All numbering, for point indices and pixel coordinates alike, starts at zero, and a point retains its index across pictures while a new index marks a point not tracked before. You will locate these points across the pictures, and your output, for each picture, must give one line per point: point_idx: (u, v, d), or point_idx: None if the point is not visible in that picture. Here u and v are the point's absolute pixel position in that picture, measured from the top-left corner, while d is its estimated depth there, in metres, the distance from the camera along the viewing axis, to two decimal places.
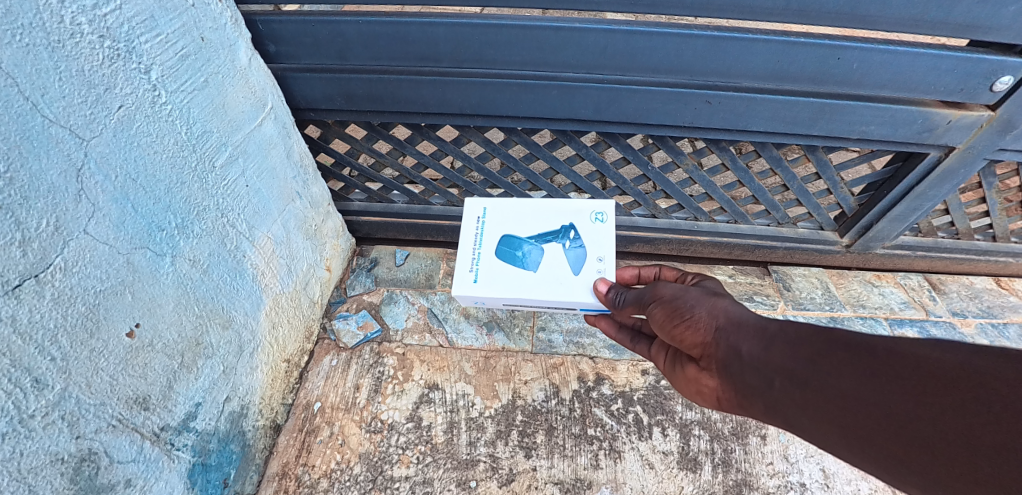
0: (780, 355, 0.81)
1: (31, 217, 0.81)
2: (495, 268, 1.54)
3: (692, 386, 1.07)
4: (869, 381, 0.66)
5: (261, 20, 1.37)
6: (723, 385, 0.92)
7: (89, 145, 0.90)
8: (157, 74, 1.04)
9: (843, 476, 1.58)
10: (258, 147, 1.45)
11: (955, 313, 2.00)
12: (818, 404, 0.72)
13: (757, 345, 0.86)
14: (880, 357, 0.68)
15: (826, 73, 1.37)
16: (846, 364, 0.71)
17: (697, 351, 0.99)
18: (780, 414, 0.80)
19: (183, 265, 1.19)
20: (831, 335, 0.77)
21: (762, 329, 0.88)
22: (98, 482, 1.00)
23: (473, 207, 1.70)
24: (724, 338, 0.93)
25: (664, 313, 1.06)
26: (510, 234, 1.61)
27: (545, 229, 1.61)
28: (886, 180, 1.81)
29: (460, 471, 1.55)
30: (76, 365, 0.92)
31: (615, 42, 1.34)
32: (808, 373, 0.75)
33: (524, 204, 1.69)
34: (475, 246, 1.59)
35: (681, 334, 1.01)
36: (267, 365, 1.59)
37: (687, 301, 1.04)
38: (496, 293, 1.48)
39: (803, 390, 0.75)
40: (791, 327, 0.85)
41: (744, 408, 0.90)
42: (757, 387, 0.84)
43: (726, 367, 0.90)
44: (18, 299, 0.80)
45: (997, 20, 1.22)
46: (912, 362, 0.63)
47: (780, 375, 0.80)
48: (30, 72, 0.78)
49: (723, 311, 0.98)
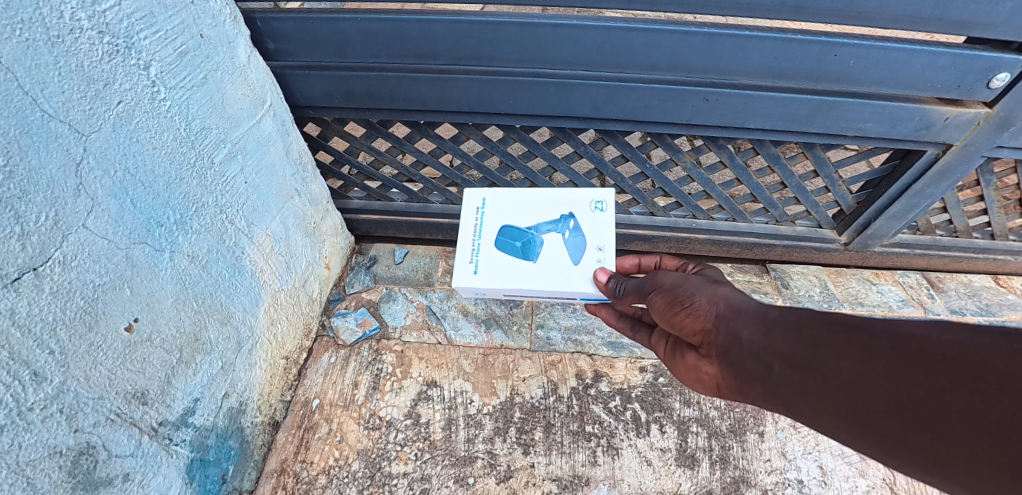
0: (780, 340, 0.82)
1: (30, 211, 0.82)
2: (495, 258, 1.54)
3: (691, 374, 1.08)
4: (869, 363, 0.66)
5: (260, 17, 1.37)
6: (723, 371, 0.93)
7: (89, 140, 0.91)
8: (156, 70, 1.05)
9: (841, 473, 1.58)
10: (258, 144, 1.46)
11: (953, 311, 2.00)
12: (818, 389, 0.72)
13: (756, 331, 0.87)
14: (879, 339, 0.67)
15: (823, 70, 1.38)
16: (845, 347, 0.71)
17: (697, 338, 1.00)
18: (780, 399, 0.81)
19: (183, 261, 1.20)
20: (830, 319, 0.77)
21: (762, 315, 0.89)
22: (96, 476, 1.00)
23: (471, 199, 1.70)
24: (724, 324, 0.94)
25: (664, 301, 1.07)
26: (509, 225, 1.61)
27: (545, 219, 1.61)
28: (884, 178, 1.82)
29: (458, 467, 1.56)
30: (75, 358, 0.93)
31: (612, 39, 1.34)
32: (807, 356, 0.76)
33: (523, 196, 1.70)
34: (475, 238, 1.60)
35: (681, 322, 1.03)
36: (266, 361, 1.59)
37: (688, 289, 1.05)
38: (496, 283, 1.47)
39: (803, 374, 0.75)
40: (791, 312, 0.86)
41: (743, 393, 0.91)
42: (757, 372, 0.85)
43: (726, 353, 0.91)
44: (18, 293, 0.80)
45: (993, 17, 1.22)
46: (912, 343, 0.62)
47: (780, 360, 0.81)
48: (30, 66, 0.78)
49: (724, 299, 0.99)
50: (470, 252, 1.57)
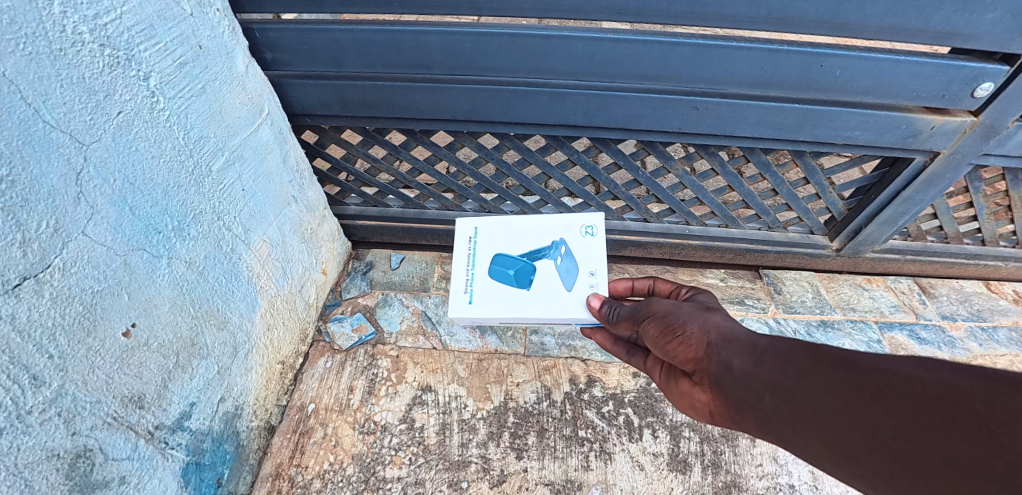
0: (771, 370, 0.83)
1: (31, 219, 0.84)
2: (489, 287, 1.59)
3: (686, 401, 1.07)
4: (857, 397, 0.68)
5: (258, 28, 1.40)
6: (714, 400, 0.93)
7: (89, 149, 0.93)
8: (156, 80, 1.08)
9: (831, 478, 1.59)
10: (255, 151, 1.48)
11: (944, 317, 2.02)
12: (808, 421, 0.73)
13: (748, 360, 0.88)
14: (863, 374, 0.70)
15: (810, 79, 1.40)
16: (831, 380, 0.73)
17: (689, 366, 1.00)
18: (771, 429, 0.82)
19: (179, 266, 1.22)
20: (818, 351, 0.80)
21: (752, 344, 0.90)
22: (93, 479, 1.02)
23: (463, 228, 1.73)
24: (716, 353, 0.94)
25: (658, 328, 1.07)
26: (501, 253, 1.64)
27: (536, 246, 1.65)
28: (874, 185, 1.84)
29: (452, 472, 1.57)
30: (74, 363, 0.95)
31: (602, 50, 1.37)
32: (796, 388, 0.77)
33: (514, 223, 1.73)
34: (469, 268, 1.63)
35: (674, 350, 1.03)
36: (261, 366, 1.61)
37: (680, 316, 1.06)
38: (492, 313, 1.52)
39: (791, 405, 0.77)
40: (780, 343, 0.87)
41: (736, 422, 0.90)
42: (749, 402, 0.85)
43: (718, 381, 0.91)
44: (18, 298, 0.82)
45: (975, 28, 1.25)
46: (895, 380, 0.65)
47: (769, 390, 0.82)
48: (32, 79, 0.81)
49: (716, 326, 1.00)
50: (464, 282, 1.61)
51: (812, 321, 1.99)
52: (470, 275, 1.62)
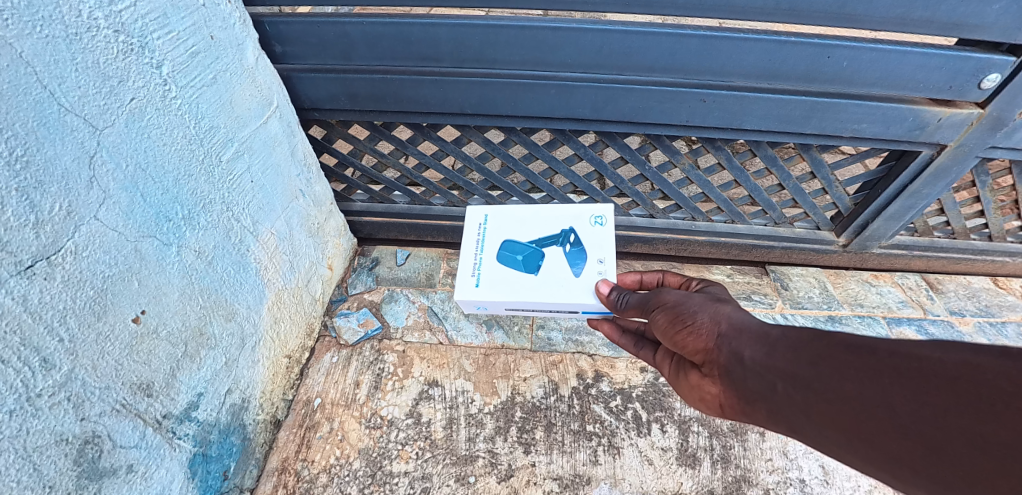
0: (783, 360, 0.82)
1: (45, 200, 0.84)
2: (499, 272, 1.57)
3: (695, 393, 1.07)
4: (873, 382, 0.67)
5: (269, 21, 1.42)
6: (725, 391, 0.93)
7: (102, 134, 0.93)
8: (168, 69, 1.08)
9: (843, 472, 1.58)
10: (264, 144, 1.48)
11: (953, 312, 2.02)
12: (822, 408, 0.73)
13: (760, 350, 0.87)
14: (880, 359, 0.69)
15: (817, 71, 1.41)
16: (847, 366, 0.72)
17: (699, 357, 1.00)
18: (782, 419, 0.81)
19: (189, 255, 1.22)
20: (831, 339, 0.79)
21: (764, 334, 0.90)
22: (100, 466, 1.01)
23: (474, 216, 1.74)
24: (726, 343, 0.94)
25: (666, 319, 1.06)
26: (511, 239, 1.65)
27: (546, 234, 1.65)
28: (881, 179, 1.84)
29: (460, 466, 1.56)
30: (83, 347, 0.95)
31: (611, 41, 1.38)
32: (810, 375, 0.76)
33: (526, 211, 1.73)
34: (478, 251, 1.63)
35: (683, 340, 1.02)
36: (268, 358, 1.61)
37: (689, 307, 1.05)
38: (498, 297, 1.50)
39: (804, 393, 0.76)
40: (792, 332, 0.86)
41: (747, 414, 0.90)
42: (761, 392, 0.85)
43: (728, 372, 0.91)
44: (30, 279, 0.83)
45: (982, 19, 1.25)
46: (913, 361, 0.65)
47: (782, 379, 0.81)
48: (48, 62, 0.82)
49: (726, 317, 0.99)
50: (471, 266, 1.60)
51: (820, 318, 1.98)
52: (478, 260, 1.61)
